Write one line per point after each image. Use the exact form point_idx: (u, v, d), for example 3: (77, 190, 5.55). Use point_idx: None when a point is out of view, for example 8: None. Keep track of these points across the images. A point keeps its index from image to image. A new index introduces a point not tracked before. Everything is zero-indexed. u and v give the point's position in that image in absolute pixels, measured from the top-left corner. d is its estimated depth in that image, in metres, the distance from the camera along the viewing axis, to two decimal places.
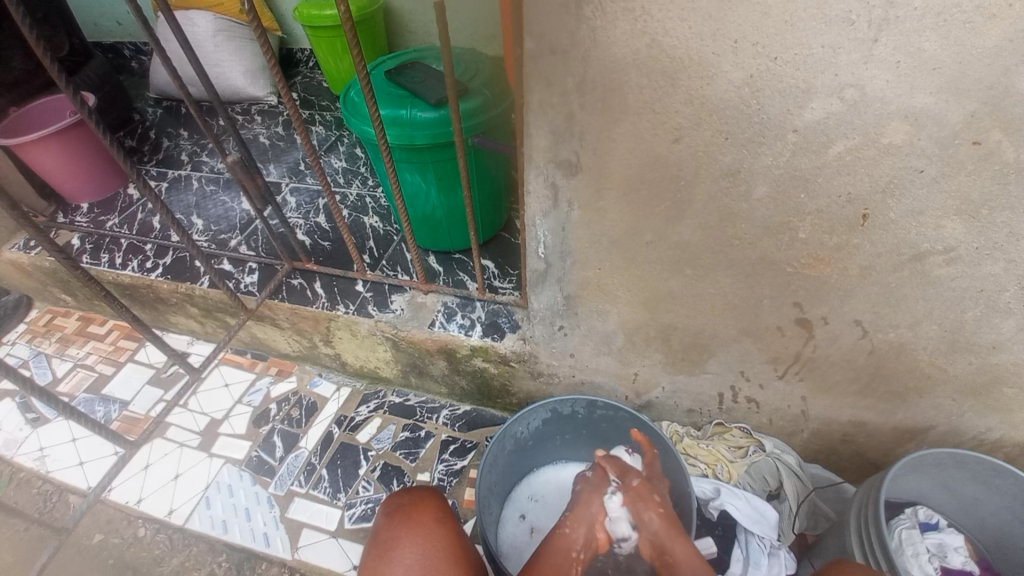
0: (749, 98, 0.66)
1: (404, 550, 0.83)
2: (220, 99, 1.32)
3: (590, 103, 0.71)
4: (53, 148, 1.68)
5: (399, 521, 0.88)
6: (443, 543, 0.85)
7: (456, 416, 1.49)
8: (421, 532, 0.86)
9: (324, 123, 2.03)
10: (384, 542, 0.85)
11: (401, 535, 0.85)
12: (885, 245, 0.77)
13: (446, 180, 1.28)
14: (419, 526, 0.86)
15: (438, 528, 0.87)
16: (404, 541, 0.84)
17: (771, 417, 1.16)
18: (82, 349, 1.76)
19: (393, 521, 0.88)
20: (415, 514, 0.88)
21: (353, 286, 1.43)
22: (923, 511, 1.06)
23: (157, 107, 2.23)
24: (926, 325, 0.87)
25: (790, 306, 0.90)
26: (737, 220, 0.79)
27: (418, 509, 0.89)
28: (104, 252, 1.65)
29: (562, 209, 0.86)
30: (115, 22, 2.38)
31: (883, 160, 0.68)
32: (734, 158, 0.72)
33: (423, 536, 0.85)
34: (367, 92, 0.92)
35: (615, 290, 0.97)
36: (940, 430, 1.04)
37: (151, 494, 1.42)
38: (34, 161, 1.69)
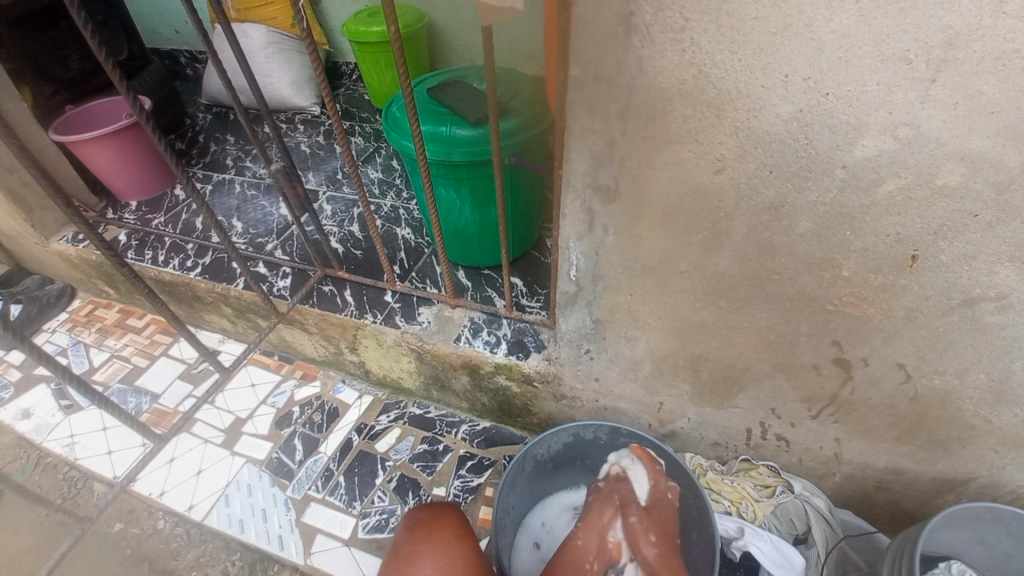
0: (796, 133, 0.65)
1: (425, 564, 0.82)
2: (267, 108, 1.37)
3: (632, 130, 0.70)
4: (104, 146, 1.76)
5: (419, 536, 0.87)
6: (464, 561, 0.84)
7: (475, 432, 1.48)
8: (442, 548, 0.85)
9: (364, 134, 2.08)
10: (404, 556, 0.84)
11: (421, 549, 0.84)
12: (934, 289, 0.74)
13: (481, 197, 1.30)
14: (440, 542, 0.86)
15: (459, 545, 0.86)
16: (423, 555, 0.84)
17: (802, 457, 1.12)
18: (119, 341, 1.82)
19: (414, 535, 0.87)
20: (436, 530, 0.88)
21: (382, 296, 1.45)
22: (957, 566, 1.00)
23: (207, 112, 2.33)
24: (974, 374, 0.82)
25: (829, 344, 0.87)
26: (777, 254, 0.77)
27: (439, 525, 0.89)
28: (147, 249, 1.72)
29: (596, 233, 0.86)
30: (174, 31, 2.51)
31: (936, 202, 0.66)
32: (777, 192, 0.71)
33: (444, 553, 0.84)
34: (411, 109, 0.94)
35: (645, 317, 0.96)
36: (985, 486, 0.98)
37: (173, 487, 1.45)
38: (89, 160, 1.78)
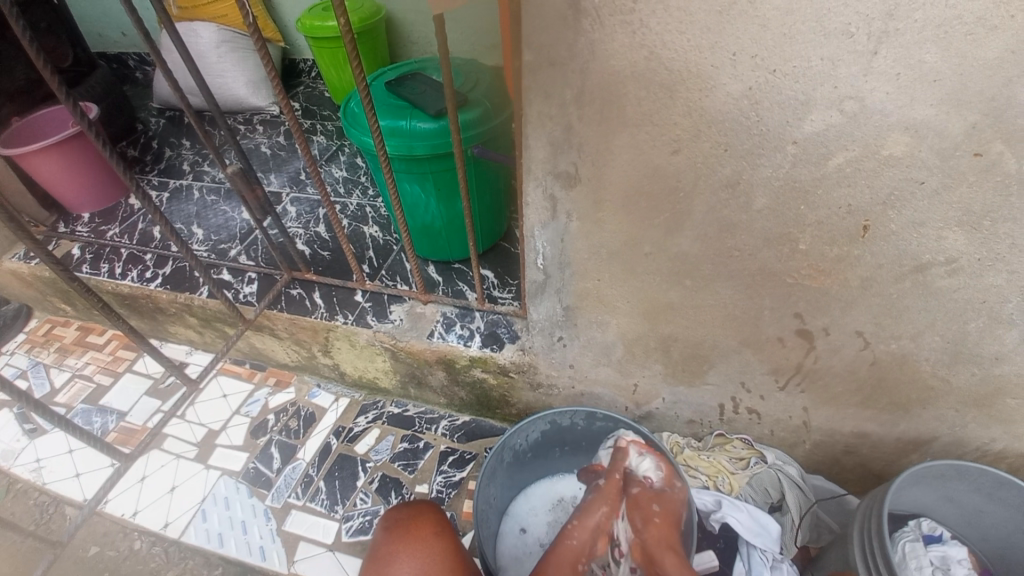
0: (748, 111, 0.66)
1: (404, 564, 0.82)
2: (219, 110, 1.32)
3: (588, 115, 0.71)
4: (54, 158, 1.68)
5: (398, 536, 0.86)
6: (443, 557, 0.84)
7: (455, 427, 1.48)
8: (421, 546, 0.85)
9: (325, 133, 2.03)
10: (382, 558, 0.84)
11: (399, 550, 0.84)
12: (887, 256, 0.77)
13: (446, 190, 1.28)
14: (418, 541, 0.85)
15: (438, 542, 0.86)
16: (402, 556, 0.83)
17: (773, 428, 1.15)
18: (80, 360, 1.75)
19: (391, 536, 0.87)
20: (414, 529, 0.87)
21: (352, 296, 1.42)
22: (926, 523, 1.05)
23: (160, 117, 2.23)
24: (929, 336, 0.86)
25: (792, 317, 0.90)
26: (737, 231, 0.79)
27: (417, 524, 0.88)
28: (103, 263, 1.64)
29: (560, 220, 0.86)
30: (120, 33, 2.40)
31: (884, 172, 0.68)
32: (733, 169, 0.72)
33: (423, 551, 0.84)
34: (368, 104, 0.92)
35: (615, 301, 0.97)
36: (943, 442, 1.03)
37: (147, 506, 1.40)
38: (36, 173, 1.69)
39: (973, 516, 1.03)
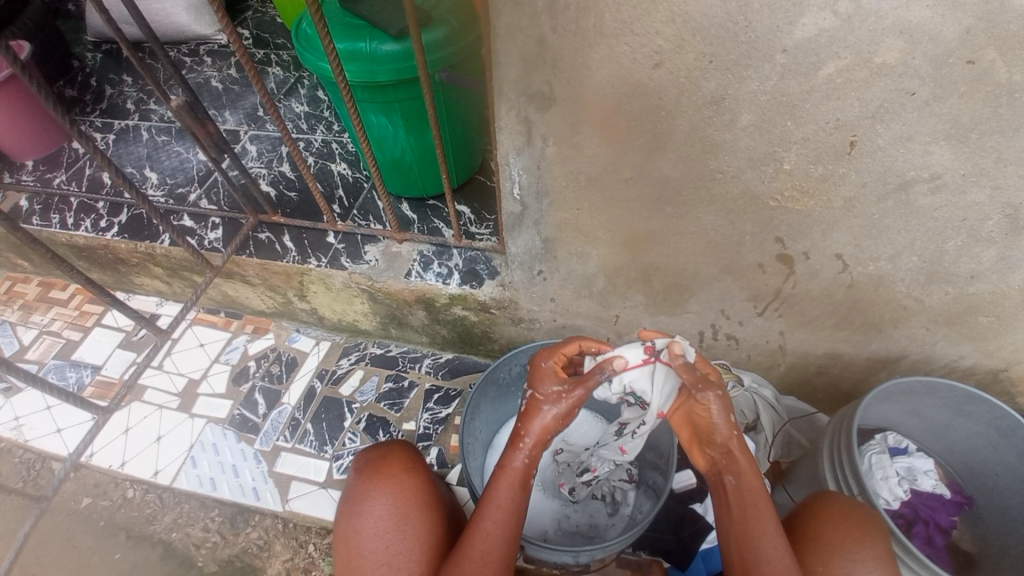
0: (735, 15, 0.60)
1: (375, 502, 0.83)
2: (155, 37, 1.18)
3: (562, 24, 0.64)
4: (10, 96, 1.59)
5: (369, 476, 0.87)
6: (414, 493, 0.85)
7: (439, 365, 1.48)
8: (392, 483, 0.85)
9: (281, 63, 1.88)
10: (356, 497, 0.85)
11: (370, 490, 0.85)
12: (871, 174, 0.75)
13: (414, 120, 1.22)
14: (388, 479, 0.85)
15: (408, 480, 0.86)
16: (373, 494, 0.84)
17: (750, 352, 1.17)
18: (46, 316, 1.68)
19: (363, 476, 0.87)
20: (384, 469, 0.87)
21: (324, 238, 1.37)
22: (892, 437, 1.12)
23: (97, 51, 2.02)
24: (906, 257, 0.86)
25: (773, 242, 0.89)
26: (719, 151, 0.75)
27: (387, 462, 0.88)
28: (54, 213, 1.54)
29: (536, 146, 0.81)
30: None
31: (874, 83, 0.65)
32: (718, 84, 0.67)
33: (393, 489, 0.85)
34: (321, 26, 0.83)
35: (594, 231, 0.94)
36: (912, 359, 1.06)
37: (133, 456, 1.40)
38: None
39: (940, 430, 1.10)
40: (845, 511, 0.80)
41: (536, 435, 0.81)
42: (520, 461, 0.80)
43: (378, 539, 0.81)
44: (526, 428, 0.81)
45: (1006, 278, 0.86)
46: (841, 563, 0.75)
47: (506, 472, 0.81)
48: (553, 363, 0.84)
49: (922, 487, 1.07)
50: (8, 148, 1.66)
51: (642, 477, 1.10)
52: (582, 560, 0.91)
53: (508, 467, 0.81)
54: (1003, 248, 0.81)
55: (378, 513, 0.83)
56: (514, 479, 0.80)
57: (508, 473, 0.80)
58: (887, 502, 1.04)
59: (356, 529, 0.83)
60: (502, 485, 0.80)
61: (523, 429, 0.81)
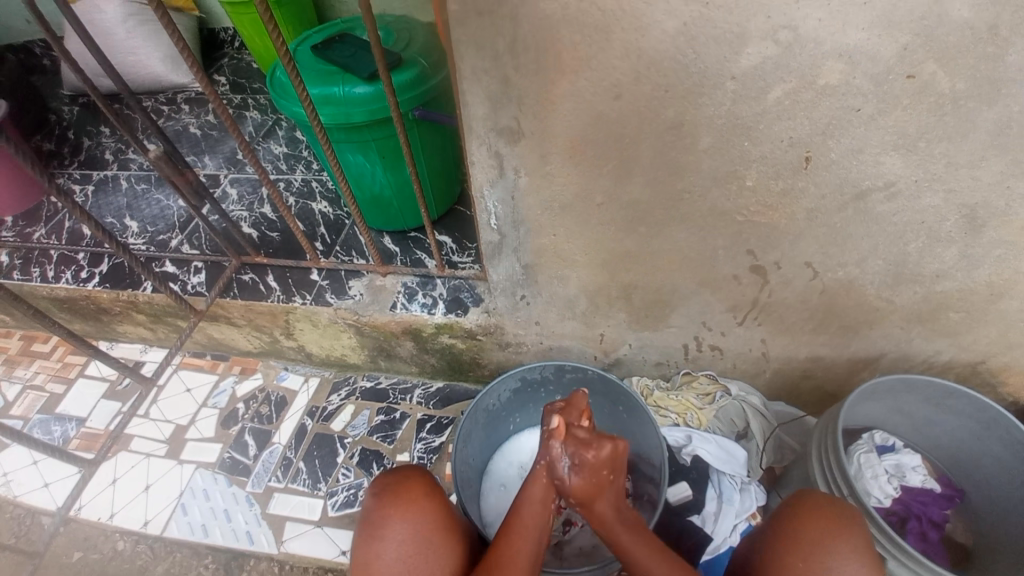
0: (686, 47, 0.64)
1: (396, 527, 0.82)
2: (129, 89, 1.19)
3: (524, 64, 0.67)
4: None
5: (387, 500, 0.85)
6: (435, 518, 0.85)
7: (430, 394, 1.48)
8: (412, 508, 0.84)
9: (259, 107, 1.91)
10: (374, 521, 0.83)
11: (390, 514, 0.83)
12: (830, 186, 0.78)
13: (391, 156, 1.24)
14: (409, 503, 0.84)
15: (428, 505, 0.85)
16: (393, 519, 0.83)
17: (734, 361, 1.20)
18: (28, 370, 1.65)
19: (381, 499, 0.85)
20: (404, 492, 0.86)
21: (308, 275, 1.38)
22: (879, 435, 1.15)
23: (73, 104, 2.02)
24: (872, 261, 0.89)
25: (744, 254, 0.91)
26: (685, 173, 0.78)
27: (406, 486, 0.86)
28: (34, 265, 1.53)
29: (509, 177, 0.83)
30: (24, 20, 2.08)
31: (823, 101, 0.68)
32: (676, 111, 0.70)
33: (414, 514, 0.84)
34: (293, 73, 0.85)
35: (573, 254, 0.96)
36: (890, 358, 1.09)
37: (123, 507, 1.37)
38: None
39: (924, 426, 1.12)
40: (822, 506, 0.81)
41: None
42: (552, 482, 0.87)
43: (401, 563, 0.80)
44: None
45: (970, 274, 0.90)
46: (822, 559, 0.76)
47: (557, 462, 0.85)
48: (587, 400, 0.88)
49: (910, 482, 1.09)
50: None
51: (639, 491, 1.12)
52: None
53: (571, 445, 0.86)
54: (963, 247, 0.85)
55: (399, 538, 0.81)
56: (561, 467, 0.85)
57: (539, 493, 0.86)
58: (878, 501, 1.06)
59: (376, 553, 0.81)
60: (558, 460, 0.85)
61: None
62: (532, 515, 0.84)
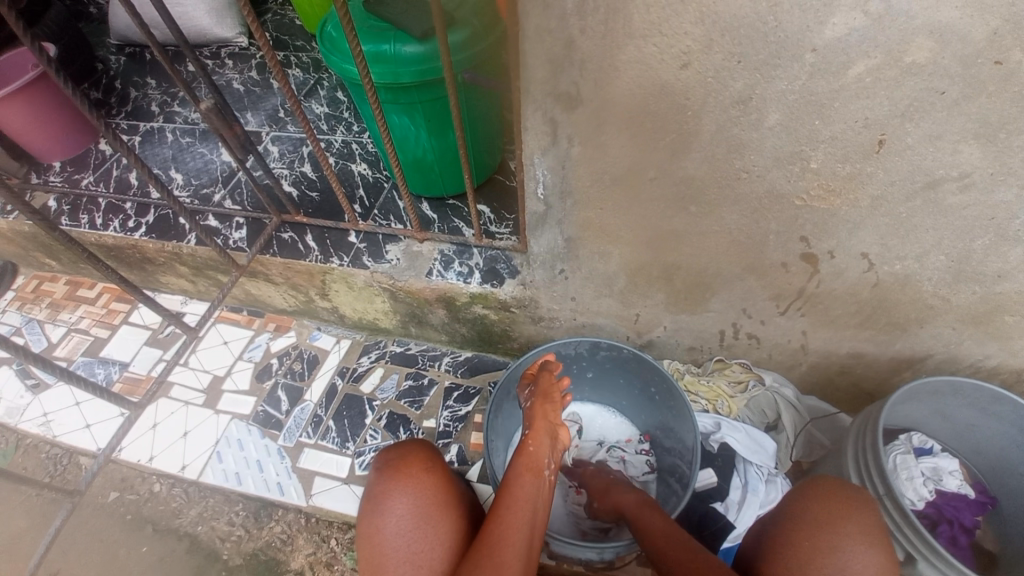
0: (766, 15, 0.60)
1: (396, 501, 0.83)
2: (187, 42, 1.20)
3: (591, 26, 0.65)
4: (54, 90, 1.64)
5: (388, 475, 0.86)
6: (434, 493, 0.85)
7: (458, 363, 1.50)
8: (412, 482, 0.85)
9: (301, 65, 1.90)
10: (376, 496, 0.84)
11: (390, 488, 0.84)
12: (899, 173, 0.74)
13: (437, 121, 1.23)
14: (409, 478, 0.85)
15: (428, 479, 0.86)
16: (394, 492, 0.84)
17: (771, 352, 1.18)
18: (74, 314, 1.72)
19: (383, 476, 0.86)
20: (403, 468, 0.86)
21: (346, 238, 1.39)
22: (917, 437, 1.12)
23: (120, 54, 2.07)
24: (933, 256, 0.85)
25: (797, 241, 0.88)
26: (746, 150, 0.75)
27: (406, 462, 0.87)
28: (82, 213, 1.58)
29: (561, 146, 0.82)
30: None
31: (905, 81, 0.64)
32: (746, 83, 0.67)
33: (415, 488, 0.84)
34: (349, 28, 0.84)
35: (617, 230, 0.94)
36: (936, 358, 1.06)
37: (161, 452, 1.44)
38: (31, 108, 1.61)
39: (965, 431, 1.08)
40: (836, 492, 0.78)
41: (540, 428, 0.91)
42: (533, 446, 0.89)
43: (402, 537, 0.81)
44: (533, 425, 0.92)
45: None
46: (829, 538, 0.73)
47: (538, 426, 0.92)
48: (550, 368, 1.04)
49: (946, 487, 1.06)
50: (35, 143, 1.67)
51: (661, 465, 1.19)
52: (607, 556, 0.92)
53: (545, 402, 0.96)
54: None
55: (399, 512, 0.82)
56: (545, 429, 0.92)
57: (523, 457, 0.87)
58: (911, 503, 1.03)
59: (378, 527, 0.82)
60: (541, 419, 0.93)
61: (529, 426, 0.92)
62: (520, 482, 0.84)
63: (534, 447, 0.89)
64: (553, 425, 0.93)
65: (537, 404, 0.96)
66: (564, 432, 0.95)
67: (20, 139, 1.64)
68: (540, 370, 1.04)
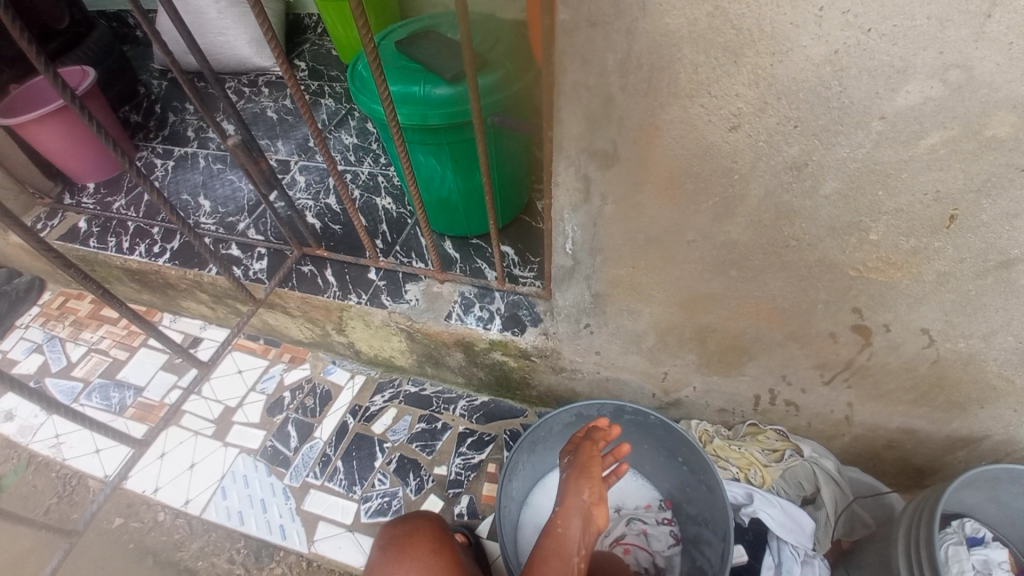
0: (829, 80, 0.55)
1: None
2: (212, 70, 1.21)
3: (633, 84, 0.61)
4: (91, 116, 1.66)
5: (393, 555, 0.85)
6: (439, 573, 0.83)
7: (474, 408, 1.43)
8: (416, 565, 0.84)
9: (334, 95, 1.92)
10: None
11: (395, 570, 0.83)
12: (970, 249, 0.67)
13: (463, 162, 1.20)
14: (412, 560, 0.84)
15: (432, 560, 0.84)
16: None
17: (811, 421, 1.09)
18: (95, 333, 1.73)
19: (387, 556, 0.85)
20: (408, 548, 0.86)
21: (365, 274, 1.36)
22: (969, 524, 1.00)
23: (162, 79, 2.12)
24: (1004, 336, 0.77)
25: (848, 312, 0.81)
26: (796, 218, 0.69)
27: (410, 541, 0.86)
28: (111, 235, 1.59)
29: (594, 203, 0.77)
30: None
31: (984, 154, 0.58)
32: (801, 149, 0.62)
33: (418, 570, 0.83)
34: (376, 68, 0.82)
35: (649, 289, 0.88)
36: (1000, 442, 0.95)
37: (167, 483, 1.40)
38: (67, 131, 1.63)
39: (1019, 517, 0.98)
40: None
41: (570, 508, 0.85)
42: (561, 528, 0.83)
43: None
44: (563, 503, 0.86)
45: None
46: None
47: (569, 504, 0.85)
48: (595, 435, 0.95)
49: None
50: (70, 163, 1.71)
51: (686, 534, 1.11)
52: None
53: (581, 477, 0.88)
54: None
55: None
56: (576, 509, 0.85)
57: (549, 540, 0.83)
58: None
59: None
60: (574, 497, 0.86)
61: (560, 504, 0.87)
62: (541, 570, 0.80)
63: (562, 530, 0.83)
64: (587, 504, 0.85)
65: (573, 478, 0.89)
66: (602, 511, 0.86)
67: (56, 159, 1.68)
68: (583, 438, 0.95)
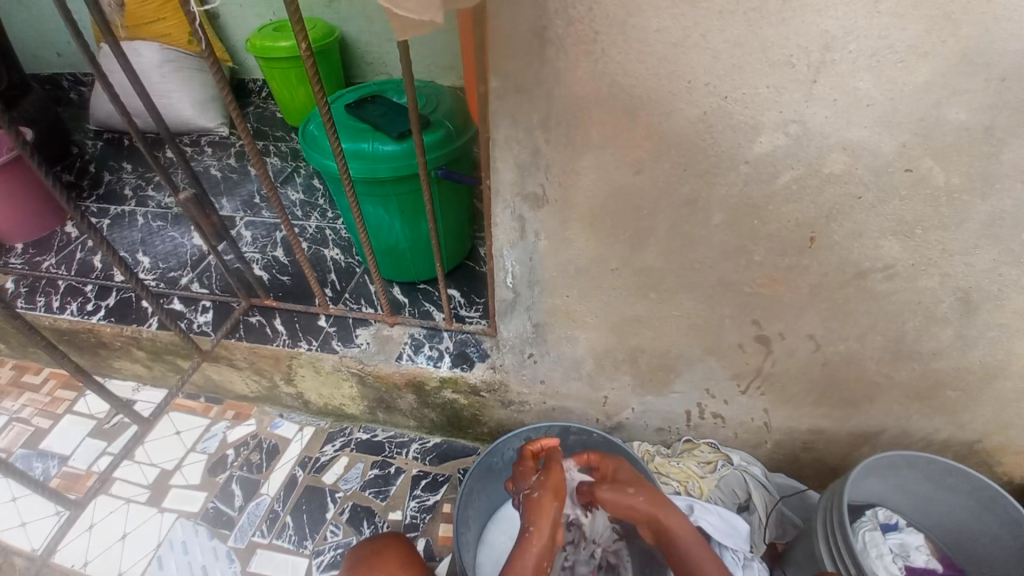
0: (704, 133, 0.70)
1: None
2: (168, 131, 1.25)
3: (555, 138, 0.73)
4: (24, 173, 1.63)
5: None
6: None
7: (427, 450, 1.46)
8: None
9: (279, 153, 1.99)
10: None
11: None
12: (832, 265, 0.83)
13: (410, 211, 1.29)
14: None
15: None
16: None
17: (736, 430, 1.21)
18: (15, 402, 1.61)
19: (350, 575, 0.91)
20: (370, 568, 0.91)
21: (315, 322, 1.39)
22: (882, 512, 1.15)
23: (98, 139, 2.11)
24: (872, 336, 0.93)
25: (750, 324, 0.95)
26: (696, 246, 0.83)
27: (372, 561, 0.92)
28: (39, 295, 1.53)
29: (529, 240, 0.88)
30: (55, 52, 2.26)
31: (827, 188, 0.74)
32: (693, 188, 0.76)
33: None
34: (330, 125, 0.90)
35: (583, 316, 0.99)
36: (889, 433, 1.11)
37: (96, 556, 1.30)
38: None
39: (926, 504, 1.11)
40: None
41: (542, 529, 0.85)
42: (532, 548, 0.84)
43: None
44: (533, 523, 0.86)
45: (966, 354, 0.93)
46: None
47: (542, 525, 0.86)
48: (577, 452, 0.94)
49: (915, 563, 1.09)
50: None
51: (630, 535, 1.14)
52: None
53: (556, 498, 0.88)
54: (958, 327, 0.89)
55: None
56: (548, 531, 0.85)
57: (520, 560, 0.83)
58: None
59: None
60: (545, 518, 0.86)
61: (532, 523, 0.86)
62: None
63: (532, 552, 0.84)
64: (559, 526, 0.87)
65: (547, 497, 0.88)
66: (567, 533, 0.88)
67: None
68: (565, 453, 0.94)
